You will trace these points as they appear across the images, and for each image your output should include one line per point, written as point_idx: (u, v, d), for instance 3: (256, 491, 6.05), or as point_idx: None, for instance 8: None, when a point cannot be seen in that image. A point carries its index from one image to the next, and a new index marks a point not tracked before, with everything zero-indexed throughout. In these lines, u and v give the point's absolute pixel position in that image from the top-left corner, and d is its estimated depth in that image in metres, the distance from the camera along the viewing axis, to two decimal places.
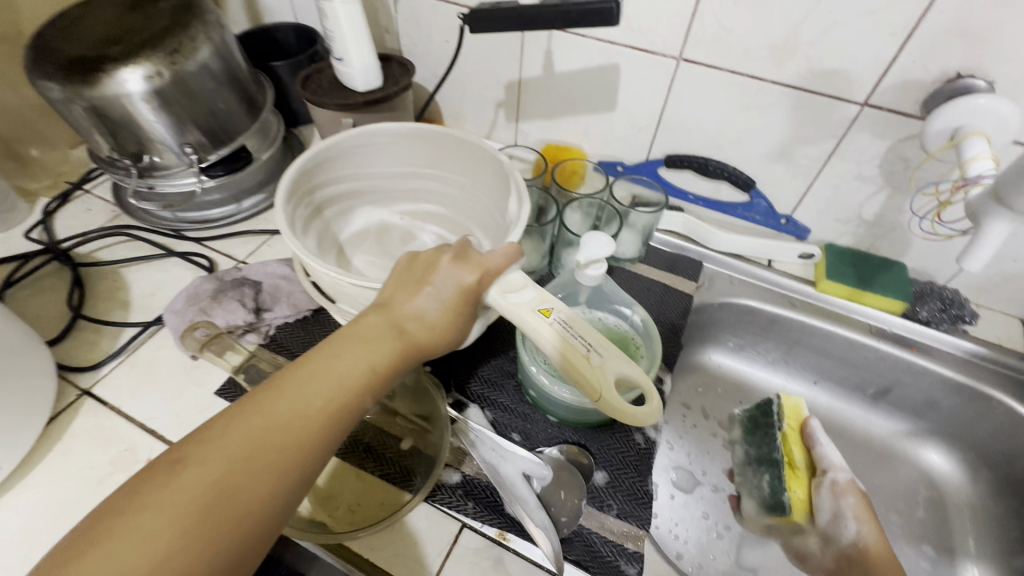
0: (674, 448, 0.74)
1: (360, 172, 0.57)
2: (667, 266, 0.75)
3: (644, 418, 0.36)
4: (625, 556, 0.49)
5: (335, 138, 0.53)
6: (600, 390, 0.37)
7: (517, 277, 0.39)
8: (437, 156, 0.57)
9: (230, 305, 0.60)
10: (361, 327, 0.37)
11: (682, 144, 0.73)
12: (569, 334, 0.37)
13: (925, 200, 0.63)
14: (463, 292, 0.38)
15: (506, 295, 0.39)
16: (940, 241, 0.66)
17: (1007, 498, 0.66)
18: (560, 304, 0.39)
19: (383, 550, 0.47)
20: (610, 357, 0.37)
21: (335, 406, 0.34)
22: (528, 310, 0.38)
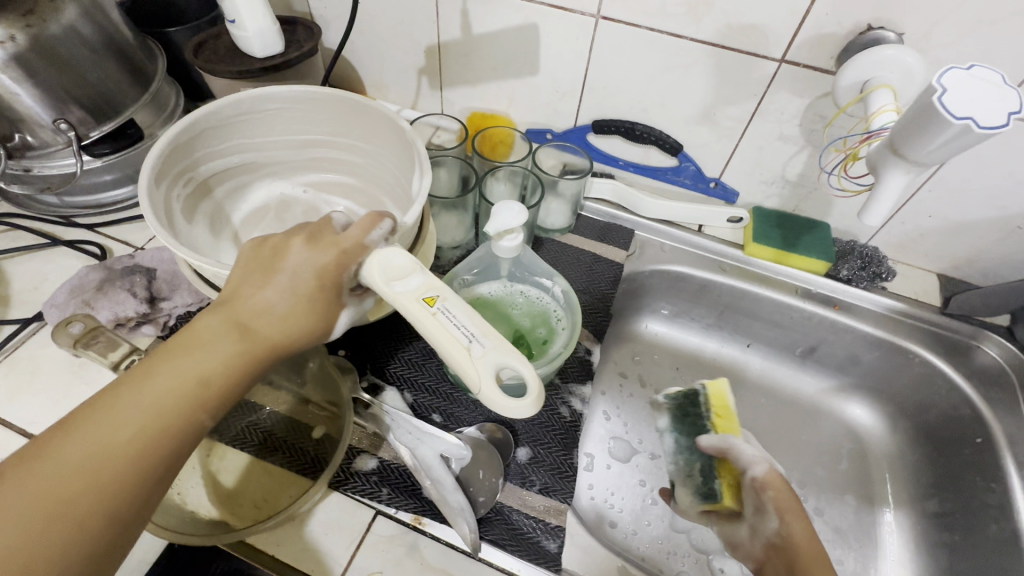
0: (610, 418, 0.73)
1: (252, 142, 0.54)
2: (598, 235, 0.74)
3: (520, 411, 0.34)
4: (547, 531, 0.48)
5: (211, 106, 0.48)
6: (478, 383, 0.34)
7: (403, 263, 0.37)
8: (333, 122, 0.54)
9: (116, 295, 0.55)
10: (200, 329, 0.35)
11: (608, 108, 0.71)
12: (452, 324, 0.35)
13: (833, 156, 0.63)
14: (319, 275, 0.37)
15: (390, 284, 0.37)
16: (846, 196, 0.66)
17: (922, 446, 0.68)
18: (447, 291, 0.37)
19: (286, 543, 0.45)
20: (493, 348, 0.35)
21: (164, 426, 0.32)
22: (411, 299, 0.36)
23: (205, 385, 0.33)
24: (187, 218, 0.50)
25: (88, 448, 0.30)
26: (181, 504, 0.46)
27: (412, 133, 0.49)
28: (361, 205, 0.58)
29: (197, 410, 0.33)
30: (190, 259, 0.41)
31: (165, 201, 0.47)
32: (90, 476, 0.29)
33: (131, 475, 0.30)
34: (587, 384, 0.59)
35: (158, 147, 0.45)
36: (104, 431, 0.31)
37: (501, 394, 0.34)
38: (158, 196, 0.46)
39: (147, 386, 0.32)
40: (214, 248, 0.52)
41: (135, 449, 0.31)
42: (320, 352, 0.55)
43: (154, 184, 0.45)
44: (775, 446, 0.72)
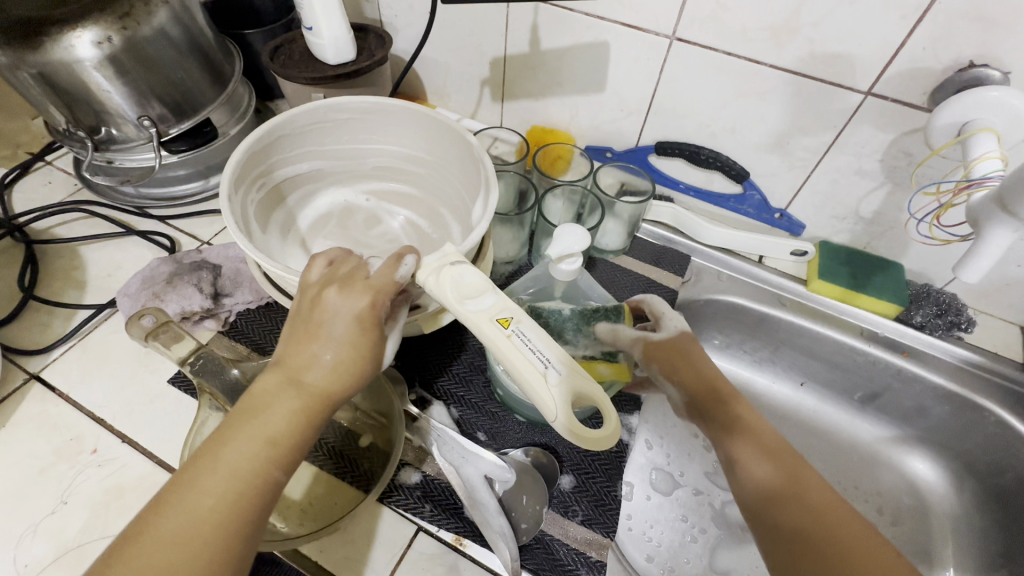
0: (653, 448, 0.71)
1: (322, 149, 0.55)
2: (653, 259, 0.72)
3: (602, 442, 0.34)
4: (588, 565, 0.47)
5: (288, 115, 0.49)
6: (553, 409, 0.34)
7: (475, 283, 0.39)
8: (401, 133, 0.54)
9: (185, 290, 0.57)
10: (261, 392, 0.35)
11: (673, 130, 0.69)
12: (527, 347, 0.35)
13: (925, 201, 0.59)
14: (359, 318, 0.36)
15: (463, 302, 0.38)
16: (937, 245, 0.63)
17: (991, 510, 0.64)
18: (521, 313, 0.37)
19: (329, 550, 0.46)
20: (569, 375, 0.35)
21: (243, 489, 0.32)
22: (485, 318, 0.37)
23: (273, 443, 0.34)
24: (258, 222, 0.52)
25: (176, 525, 0.31)
26: None
27: (479, 148, 0.48)
28: (422, 216, 0.59)
29: (269, 469, 0.33)
30: (263, 266, 0.41)
31: (241, 205, 0.48)
32: (187, 555, 0.30)
33: (222, 545, 0.31)
34: (634, 414, 0.58)
35: (239, 153, 0.46)
36: (189, 504, 0.31)
37: (578, 423, 0.34)
38: (236, 200, 0.47)
39: (221, 454, 0.33)
40: (282, 253, 0.53)
41: (220, 518, 0.31)
42: None
43: (232, 188, 0.46)
44: None
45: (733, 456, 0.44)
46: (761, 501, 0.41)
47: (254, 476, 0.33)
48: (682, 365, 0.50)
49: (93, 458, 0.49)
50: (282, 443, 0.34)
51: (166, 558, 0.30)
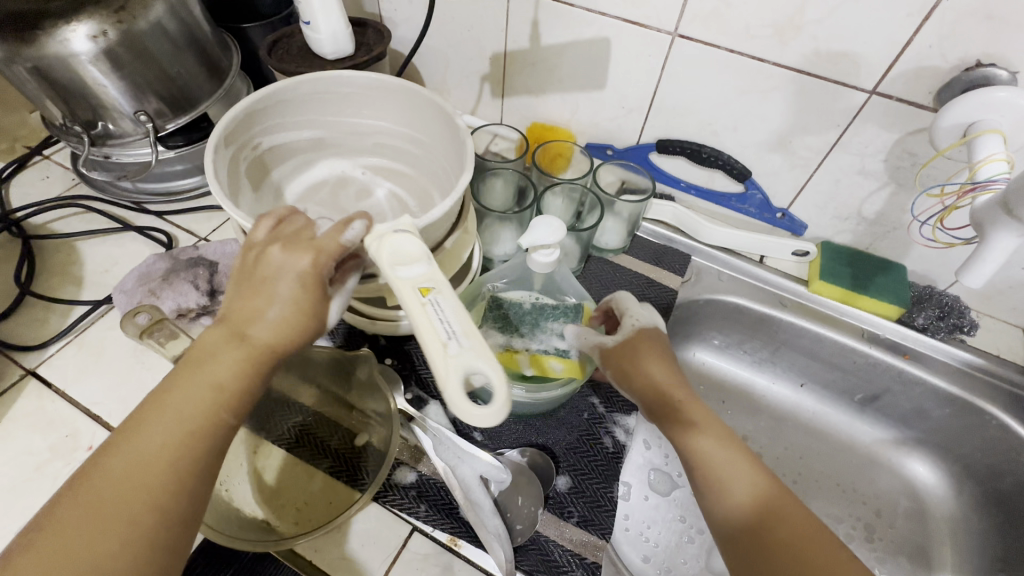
0: (651, 448, 0.70)
1: (323, 119, 0.54)
2: (653, 258, 0.71)
3: (473, 419, 0.31)
4: (583, 567, 0.47)
5: (291, 81, 0.49)
6: (441, 380, 0.32)
7: (413, 251, 0.37)
8: (401, 113, 0.53)
9: (180, 287, 0.57)
10: (204, 345, 0.35)
11: (675, 128, 0.68)
12: (437, 318, 0.34)
13: (928, 203, 0.59)
14: (302, 276, 0.36)
15: (394, 267, 0.36)
16: (939, 248, 0.62)
17: (991, 513, 0.63)
18: (444, 285, 0.36)
19: (324, 549, 0.46)
20: (470, 348, 0.33)
21: (188, 434, 0.33)
22: (408, 285, 0.36)
23: (216, 392, 0.34)
24: (247, 182, 0.51)
25: (121, 468, 0.31)
26: (228, 500, 0.46)
27: (466, 129, 0.47)
28: (412, 196, 0.57)
29: (213, 416, 0.34)
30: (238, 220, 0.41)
31: (229, 163, 0.48)
32: (132, 496, 0.31)
33: (165, 484, 0.31)
34: (633, 414, 0.57)
35: (231, 112, 0.46)
36: (134, 448, 0.32)
37: (461, 398, 0.31)
38: (223, 157, 0.46)
39: (166, 402, 0.33)
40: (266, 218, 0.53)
41: (165, 460, 0.32)
42: (369, 359, 0.54)
43: (221, 142, 0.45)
44: (823, 492, 0.69)
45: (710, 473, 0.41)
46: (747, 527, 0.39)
47: (199, 423, 0.33)
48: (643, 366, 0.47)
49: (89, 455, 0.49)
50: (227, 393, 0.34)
51: (113, 499, 0.30)
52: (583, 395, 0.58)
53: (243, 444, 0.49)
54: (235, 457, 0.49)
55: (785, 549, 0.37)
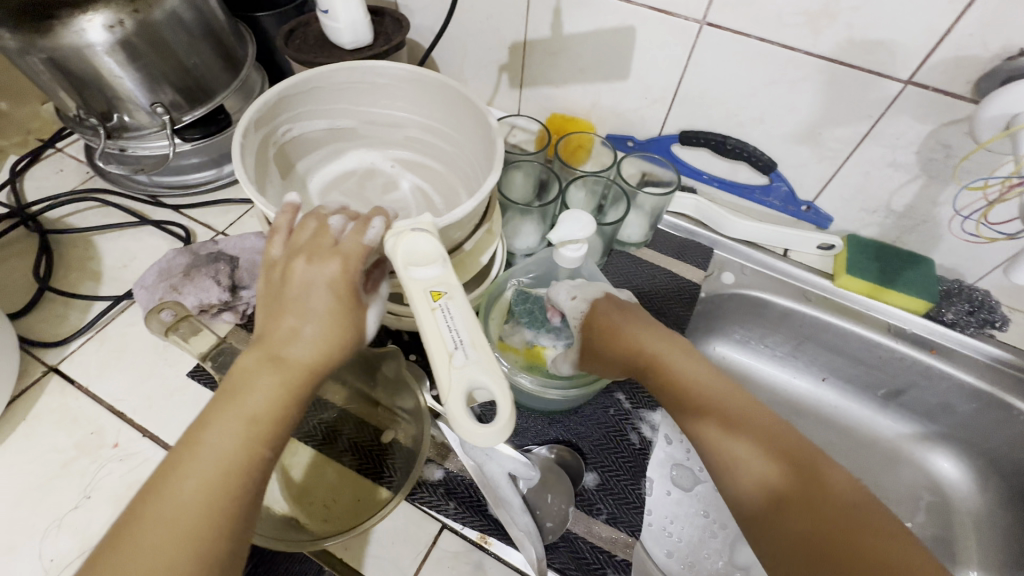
0: (672, 442, 0.70)
1: (357, 109, 0.53)
2: (676, 252, 0.71)
3: (472, 436, 0.32)
4: (614, 564, 0.47)
5: (326, 68, 0.47)
6: (444, 390, 0.33)
7: (428, 252, 0.38)
8: (435, 108, 0.51)
9: (202, 282, 0.55)
10: (239, 373, 0.34)
11: (699, 119, 0.67)
12: (447, 325, 0.35)
13: (970, 199, 0.58)
14: (333, 288, 0.36)
15: (408, 268, 0.37)
16: (981, 243, 0.61)
17: (1016, 508, 0.63)
18: (455, 291, 0.36)
19: (355, 547, 0.45)
20: (476, 361, 0.33)
21: (229, 472, 0.31)
22: (420, 287, 0.36)
23: (254, 423, 0.33)
24: (275, 166, 0.51)
25: (161, 516, 0.30)
26: None
27: (499, 130, 0.45)
28: (437, 194, 0.56)
29: (254, 448, 0.32)
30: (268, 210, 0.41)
31: (259, 147, 0.47)
32: (176, 544, 0.29)
33: (210, 529, 0.30)
34: (659, 411, 0.57)
35: (264, 97, 0.45)
36: (172, 494, 0.30)
37: (461, 411, 0.32)
38: (252, 142, 0.45)
39: (203, 440, 0.32)
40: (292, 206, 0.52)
41: (207, 504, 0.30)
42: (397, 355, 0.54)
43: (253, 125, 0.45)
44: None
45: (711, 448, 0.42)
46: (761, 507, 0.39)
47: (239, 455, 0.32)
48: (614, 343, 0.48)
49: (115, 453, 0.49)
50: (264, 421, 0.33)
51: (156, 546, 0.29)
52: (608, 390, 0.57)
53: None
54: None
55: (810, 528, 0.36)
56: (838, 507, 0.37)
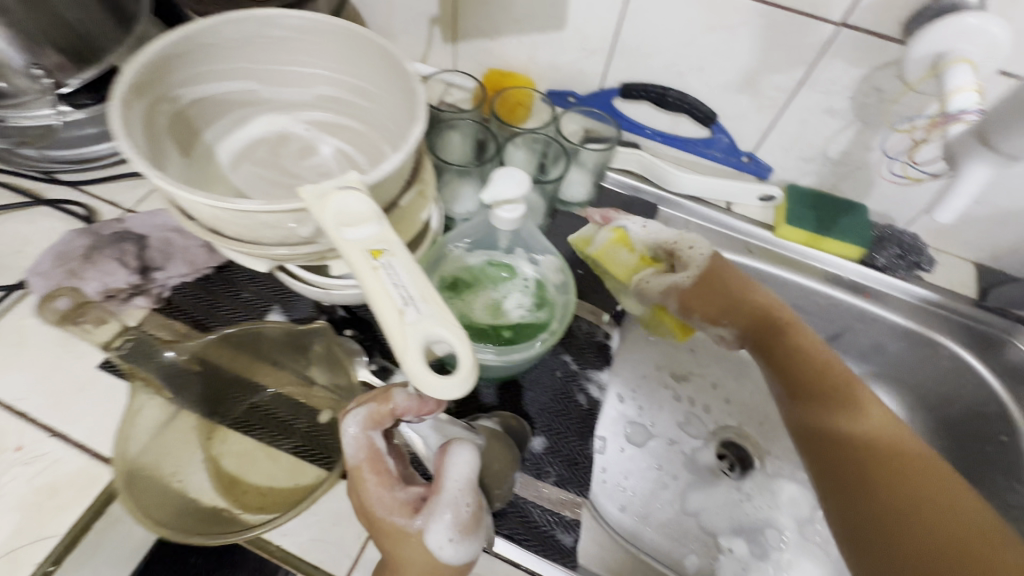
0: (624, 401, 0.71)
1: (258, 67, 0.48)
2: (620, 210, 0.69)
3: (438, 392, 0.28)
4: (562, 525, 0.47)
5: (214, 20, 0.42)
6: (398, 352, 0.28)
7: (361, 211, 0.33)
8: (346, 61, 0.47)
9: (106, 265, 0.52)
10: None
11: (639, 71, 0.65)
12: (391, 281, 0.30)
13: (897, 139, 0.58)
14: (403, 532, 0.37)
15: (341, 228, 0.33)
16: (907, 184, 0.62)
17: (942, 438, 0.67)
18: (398, 246, 0.32)
19: (294, 533, 0.43)
20: (430, 313, 0.29)
21: None
22: (357, 247, 0.32)
23: None
24: (171, 138, 0.45)
25: None
26: (182, 492, 0.43)
27: (419, 82, 0.42)
28: (362, 158, 0.52)
29: None
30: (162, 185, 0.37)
31: (148, 113, 0.42)
32: None
33: None
34: (605, 370, 0.57)
35: (144, 56, 0.40)
36: None
37: (423, 368, 0.28)
38: (137, 107, 0.40)
39: None
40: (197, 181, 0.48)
41: None
42: (325, 333, 0.49)
43: (134, 89, 0.39)
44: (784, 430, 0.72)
45: (805, 404, 0.53)
46: (828, 450, 0.50)
47: None
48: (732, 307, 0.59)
49: (19, 456, 0.45)
50: None
51: None
52: (555, 353, 0.57)
53: (196, 430, 0.46)
54: (187, 445, 0.46)
55: (887, 466, 0.46)
56: (891, 452, 0.47)
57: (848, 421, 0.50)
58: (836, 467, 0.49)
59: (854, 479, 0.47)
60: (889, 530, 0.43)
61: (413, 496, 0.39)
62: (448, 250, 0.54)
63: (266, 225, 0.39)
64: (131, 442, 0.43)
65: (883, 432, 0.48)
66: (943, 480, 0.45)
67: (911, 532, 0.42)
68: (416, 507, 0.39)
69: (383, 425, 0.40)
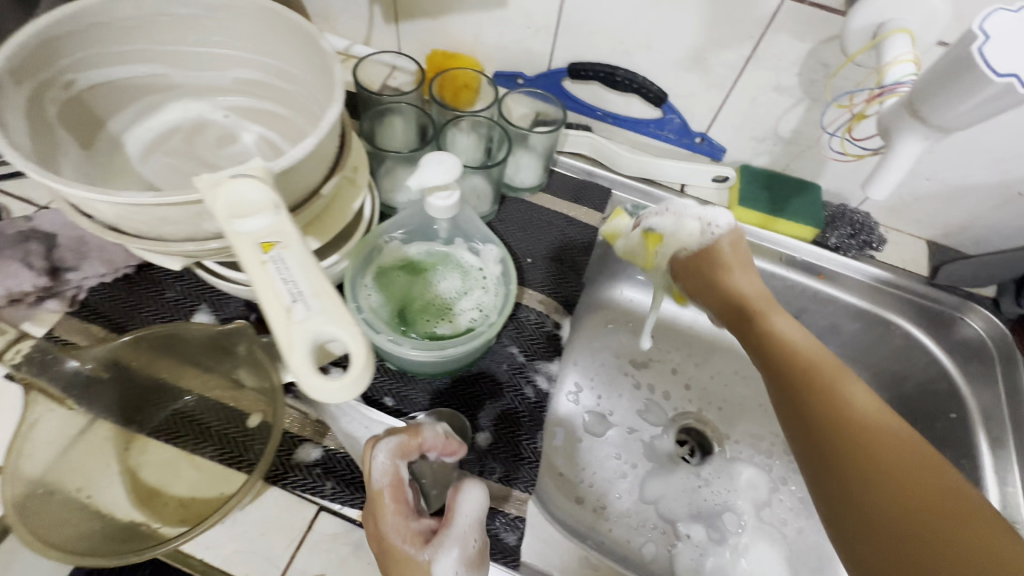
0: (583, 390, 0.70)
1: (164, 49, 0.44)
2: (572, 195, 0.67)
3: (326, 396, 0.27)
4: (506, 523, 0.46)
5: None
6: (285, 351, 0.27)
7: (254, 201, 0.30)
8: (258, 39, 0.44)
9: (9, 267, 0.48)
10: None
11: (586, 49, 0.62)
12: (280, 277, 0.28)
13: (836, 113, 0.57)
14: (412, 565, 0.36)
15: (231, 220, 0.30)
16: (849, 161, 0.61)
17: None
18: (292, 239, 0.30)
19: (218, 545, 0.41)
20: (319, 312, 0.28)
21: None
22: (247, 240, 0.29)
23: None
24: (66, 126, 0.42)
25: None
26: (94, 507, 0.41)
27: (334, 59, 0.39)
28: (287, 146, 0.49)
29: None
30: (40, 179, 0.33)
31: (33, 100, 0.38)
32: None
33: None
34: (554, 360, 0.55)
35: (22, 36, 0.36)
36: None
37: (309, 370, 0.27)
38: (20, 93, 0.37)
39: None
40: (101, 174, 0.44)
41: None
42: (245, 333, 0.47)
43: (12, 73, 0.36)
44: (742, 413, 0.71)
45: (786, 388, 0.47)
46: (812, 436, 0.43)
47: None
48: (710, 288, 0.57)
49: None
50: None
51: None
52: (501, 344, 0.55)
53: (113, 440, 0.44)
54: (102, 457, 0.43)
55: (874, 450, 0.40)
56: (888, 442, 0.40)
57: (836, 402, 0.43)
58: (821, 456, 0.42)
59: (839, 467, 0.40)
60: (879, 531, 0.36)
61: (426, 529, 0.38)
62: (386, 244, 0.51)
63: (168, 220, 0.36)
64: (27, 460, 0.40)
65: (879, 418, 0.42)
66: (948, 478, 0.37)
67: (900, 538, 0.35)
68: (426, 539, 0.38)
69: (409, 458, 0.40)
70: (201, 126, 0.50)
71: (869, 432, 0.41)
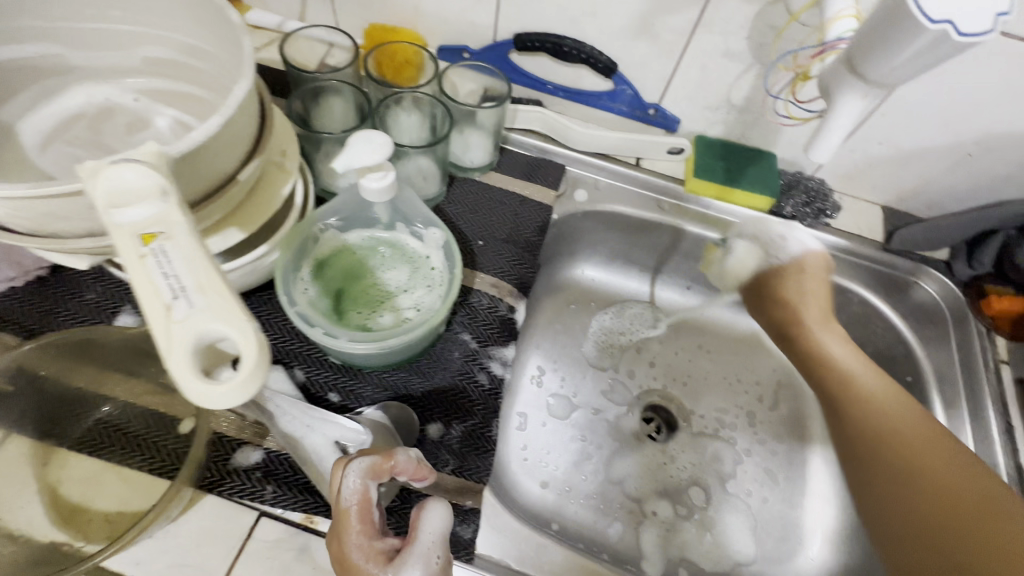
0: (545, 374, 0.68)
1: (54, 27, 0.40)
2: (525, 173, 0.65)
3: (208, 400, 0.25)
4: (460, 515, 0.44)
5: None
6: (164, 352, 0.25)
7: (137, 186, 0.27)
8: (159, 12, 0.40)
9: None
10: None
11: (531, 18, 0.59)
12: (160, 271, 0.26)
13: (779, 75, 0.56)
14: None
15: (109, 209, 0.27)
16: (795, 123, 0.60)
17: None
18: (178, 229, 0.27)
19: (149, 561, 0.39)
20: (203, 309, 0.25)
21: None
22: (126, 231, 0.27)
23: None
24: None
25: None
26: (10, 530, 0.38)
27: (242, 31, 0.36)
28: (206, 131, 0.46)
29: None
30: None
31: None
32: None
33: None
34: (509, 345, 0.53)
35: None
36: None
37: (189, 373, 0.25)
38: None
39: None
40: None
41: None
42: None
43: None
44: (708, 388, 0.71)
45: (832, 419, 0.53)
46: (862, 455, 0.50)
47: None
48: (772, 304, 0.59)
49: None
50: None
51: None
52: (453, 332, 0.53)
53: (30, 456, 0.41)
54: (19, 474, 0.40)
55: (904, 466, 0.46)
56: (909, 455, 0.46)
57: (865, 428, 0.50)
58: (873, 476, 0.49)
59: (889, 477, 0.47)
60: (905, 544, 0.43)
61: (390, 549, 0.35)
62: (324, 231, 0.48)
63: (56, 214, 0.32)
64: None
65: (907, 431, 0.48)
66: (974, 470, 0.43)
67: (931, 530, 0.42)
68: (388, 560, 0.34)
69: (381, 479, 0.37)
70: (109, 112, 0.46)
71: (909, 454, 0.46)
